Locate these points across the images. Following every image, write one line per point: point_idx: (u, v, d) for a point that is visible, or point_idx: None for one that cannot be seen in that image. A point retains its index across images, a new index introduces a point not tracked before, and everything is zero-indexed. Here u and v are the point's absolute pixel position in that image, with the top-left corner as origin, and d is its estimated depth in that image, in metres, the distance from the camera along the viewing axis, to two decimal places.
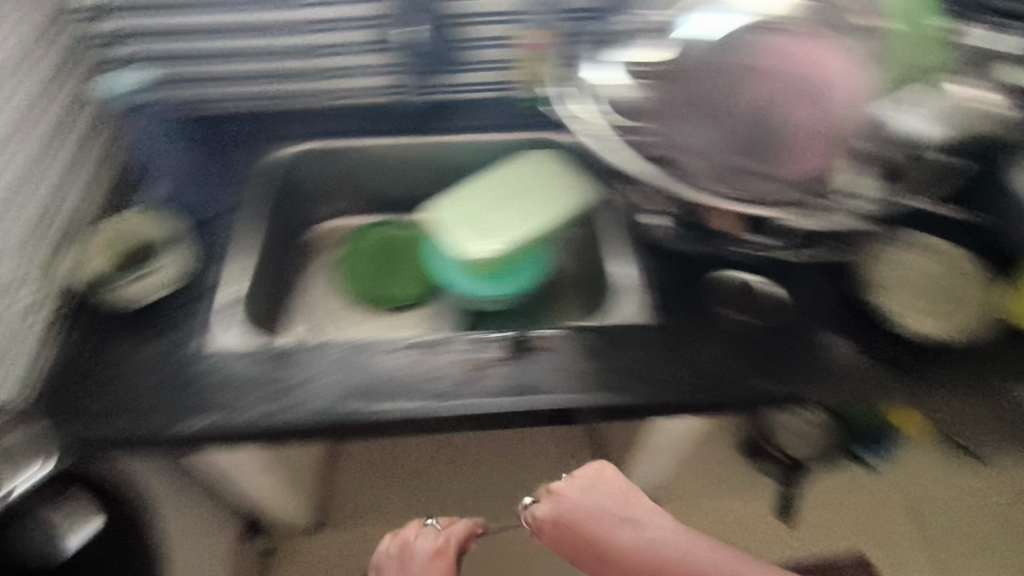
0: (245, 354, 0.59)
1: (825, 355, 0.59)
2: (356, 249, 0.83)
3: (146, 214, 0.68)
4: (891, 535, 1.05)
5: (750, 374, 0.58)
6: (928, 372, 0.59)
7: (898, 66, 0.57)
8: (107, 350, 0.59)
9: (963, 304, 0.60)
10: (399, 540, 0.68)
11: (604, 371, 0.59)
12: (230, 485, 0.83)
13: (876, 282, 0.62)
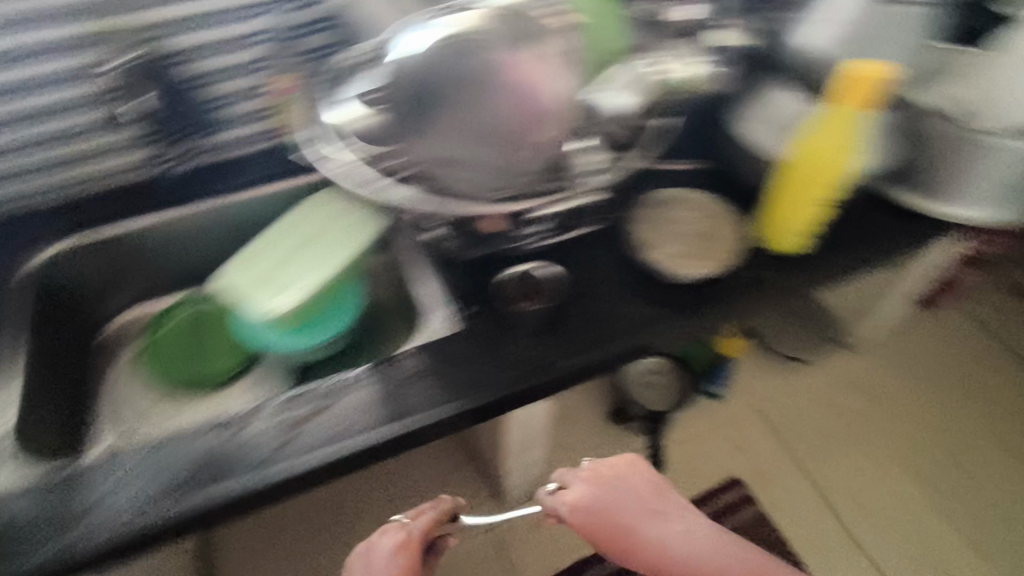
0: (27, 490, 0.54)
1: (620, 316, 0.65)
2: (157, 337, 0.78)
3: None
4: (751, 449, 1.27)
5: (560, 353, 0.62)
6: (707, 305, 0.66)
7: (593, 54, 0.63)
8: None
9: (718, 238, 0.70)
10: (376, 541, 0.69)
11: (423, 391, 0.60)
12: None
13: (646, 241, 0.69)
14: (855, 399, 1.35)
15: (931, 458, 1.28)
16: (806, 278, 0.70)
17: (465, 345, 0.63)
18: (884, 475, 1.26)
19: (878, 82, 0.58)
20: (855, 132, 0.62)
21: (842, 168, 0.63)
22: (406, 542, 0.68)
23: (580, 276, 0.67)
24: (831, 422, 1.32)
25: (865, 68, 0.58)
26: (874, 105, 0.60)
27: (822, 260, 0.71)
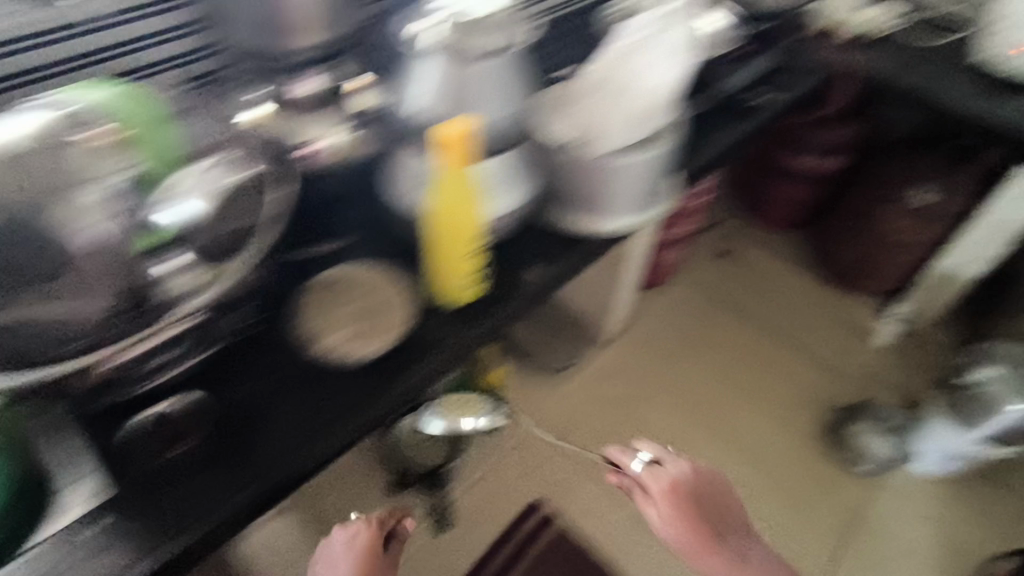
0: None
1: (290, 422, 0.64)
2: None
3: None
4: (539, 461, 1.37)
5: (229, 485, 0.60)
6: (384, 374, 0.67)
7: (144, 162, 0.58)
8: None
9: (385, 311, 0.69)
10: (340, 535, 0.93)
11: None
12: None
13: (304, 330, 0.67)
14: (615, 386, 1.50)
15: (688, 420, 1.46)
16: (482, 325, 0.73)
17: (117, 512, 0.57)
18: (654, 448, 1.41)
19: (464, 140, 0.59)
20: (466, 185, 0.63)
21: (470, 219, 0.65)
22: (362, 531, 0.93)
23: (243, 393, 0.64)
24: (604, 414, 1.45)
25: (451, 130, 0.59)
26: (471, 156, 0.62)
27: (492, 301, 0.75)
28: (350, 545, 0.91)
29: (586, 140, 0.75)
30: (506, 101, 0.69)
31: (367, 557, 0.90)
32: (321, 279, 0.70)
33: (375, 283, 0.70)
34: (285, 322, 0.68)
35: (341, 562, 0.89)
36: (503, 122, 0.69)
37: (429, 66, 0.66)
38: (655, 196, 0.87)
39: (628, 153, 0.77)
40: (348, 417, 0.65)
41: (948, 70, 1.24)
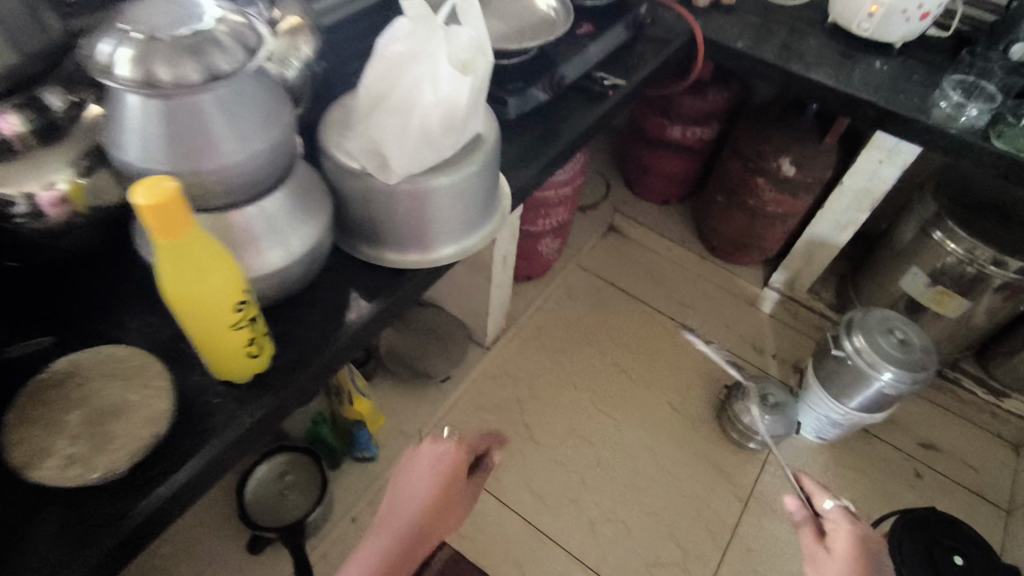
0: None
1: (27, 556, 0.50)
2: None
3: None
4: None
5: None
6: (151, 472, 0.55)
7: None
8: None
9: (130, 405, 0.56)
10: (432, 450, 0.77)
11: None
12: None
13: (29, 444, 0.53)
14: (505, 389, 1.43)
15: (582, 419, 1.40)
16: (275, 398, 0.62)
17: None
18: (549, 454, 1.35)
19: (172, 205, 0.46)
20: (201, 249, 0.50)
21: (222, 284, 0.53)
22: (458, 452, 0.78)
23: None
24: (495, 424, 1.37)
25: (149, 196, 0.45)
26: (190, 216, 0.49)
27: (289, 366, 0.65)
28: (439, 463, 0.76)
29: (377, 170, 0.64)
30: (244, 140, 0.54)
31: (454, 482, 0.77)
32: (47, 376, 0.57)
33: (128, 370, 0.58)
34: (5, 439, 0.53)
35: (423, 481, 0.75)
36: (249, 161, 0.55)
37: (125, 103, 0.50)
38: (490, 209, 0.77)
39: (433, 179, 0.66)
40: (109, 529, 0.52)
41: (803, 36, 1.19)
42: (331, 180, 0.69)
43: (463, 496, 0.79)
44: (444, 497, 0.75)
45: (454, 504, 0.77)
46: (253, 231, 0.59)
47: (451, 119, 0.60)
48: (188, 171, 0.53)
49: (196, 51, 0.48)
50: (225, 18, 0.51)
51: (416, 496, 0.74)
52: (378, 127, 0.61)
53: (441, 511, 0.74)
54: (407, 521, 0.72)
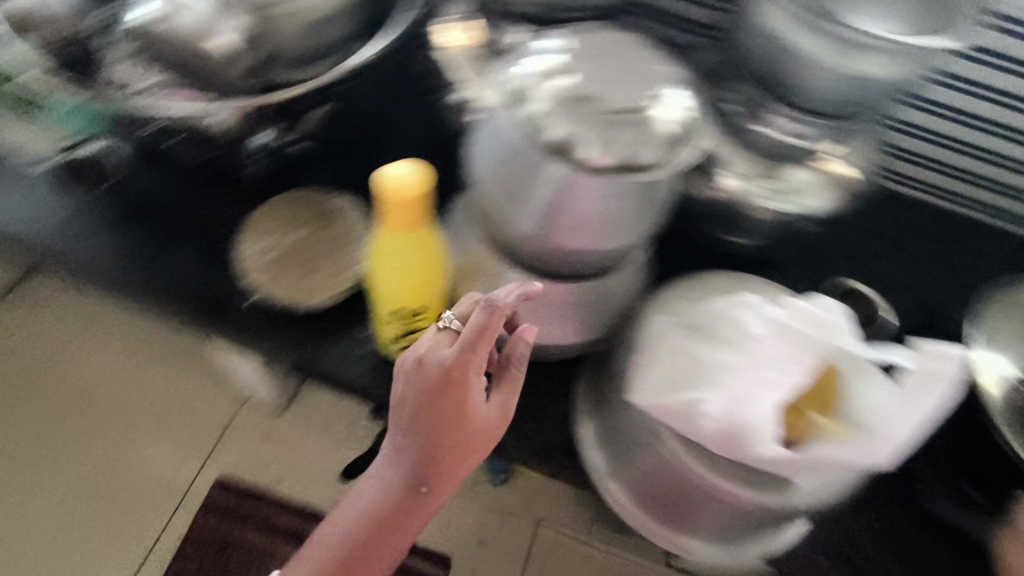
0: None
1: (222, 280, 0.63)
2: None
3: None
4: None
5: (152, 269, 0.64)
6: (298, 327, 0.62)
7: None
8: None
9: (337, 273, 0.63)
10: (423, 369, 0.48)
11: (49, 217, 0.65)
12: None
13: (272, 226, 0.65)
14: None
15: None
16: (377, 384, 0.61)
17: (110, 220, 0.66)
18: None
19: (410, 202, 0.46)
20: (423, 249, 0.50)
21: (428, 278, 0.52)
22: (472, 373, 0.48)
23: (184, 212, 0.66)
24: None
25: (397, 178, 0.45)
26: (427, 214, 0.48)
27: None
28: (434, 407, 0.48)
29: (652, 379, 0.45)
30: (555, 220, 0.46)
31: (471, 424, 0.48)
32: (321, 197, 0.67)
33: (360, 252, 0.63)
34: (266, 209, 0.66)
35: (411, 427, 0.49)
36: (554, 238, 0.48)
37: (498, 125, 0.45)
38: (725, 532, 0.53)
39: (675, 440, 0.47)
40: (246, 325, 0.62)
41: None
42: (632, 318, 0.55)
43: (496, 423, 0.49)
44: (446, 448, 0.49)
45: (476, 443, 0.49)
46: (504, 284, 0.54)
47: (742, 427, 0.41)
48: (502, 206, 0.49)
49: (569, 123, 0.42)
50: (642, 114, 0.42)
51: (405, 444, 0.50)
52: (679, 344, 0.46)
53: (442, 472, 0.49)
54: (400, 483, 0.50)
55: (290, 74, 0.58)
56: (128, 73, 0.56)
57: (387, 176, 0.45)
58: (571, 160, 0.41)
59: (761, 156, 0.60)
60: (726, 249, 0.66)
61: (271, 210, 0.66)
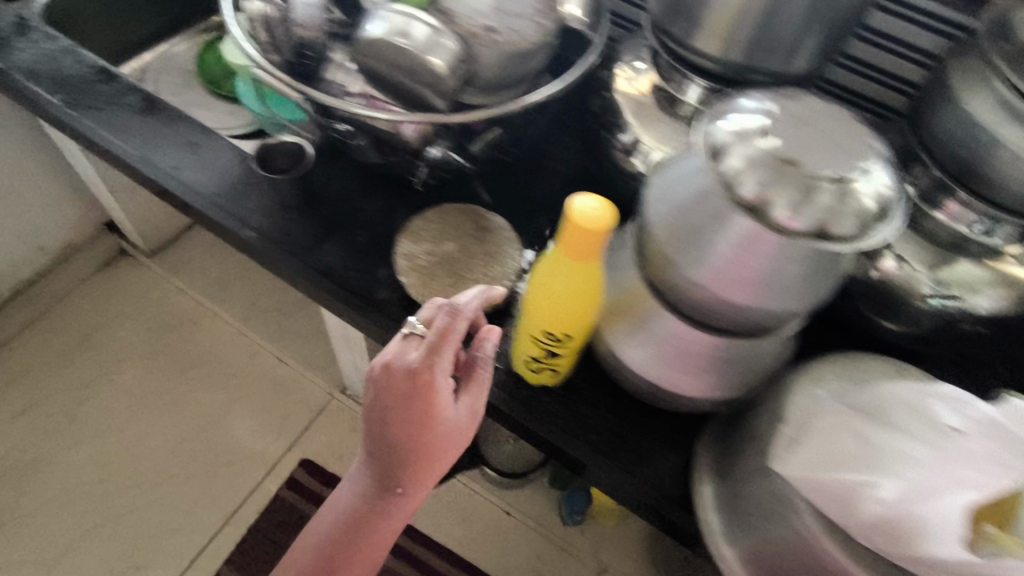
0: (84, 61, 0.85)
1: (381, 279, 0.69)
2: (206, 63, 1.10)
3: None
4: None
5: (322, 258, 0.71)
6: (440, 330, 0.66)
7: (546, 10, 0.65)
8: (29, 22, 0.88)
9: (482, 285, 0.66)
10: (394, 373, 0.56)
11: (243, 198, 0.74)
12: (198, 265, 1.49)
13: (426, 231, 0.69)
14: None
15: None
16: (499, 398, 0.64)
17: (294, 208, 0.74)
18: None
19: (590, 236, 0.47)
20: (588, 276, 0.51)
21: (579, 305, 0.54)
22: (439, 377, 0.56)
23: (350, 208, 0.74)
24: None
25: (581, 210, 0.46)
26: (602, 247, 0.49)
27: (539, 406, 0.63)
28: (404, 411, 0.56)
29: (818, 453, 0.44)
30: (731, 281, 0.47)
31: (441, 424, 0.56)
32: (477, 212, 0.70)
33: (507, 271, 0.67)
34: (428, 214, 0.70)
35: (384, 430, 0.57)
36: (720, 296, 0.49)
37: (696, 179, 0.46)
38: None
39: (807, 509, 0.46)
40: (395, 321, 0.67)
41: None
42: (776, 384, 0.55)
43: (464, 420, 0.58)
44: (418, 448, 0.57)
45: (446, 440, 0.57)
46: (651, 323, 0.54)
47: (913, 520, 0.40)
48: (669, 252, 0.49)
49: (765, 182, 0.42)
50: (849, 184, 0.41)
51: (378, 446, 0.58)
52: (839, 414, 0.46)
53: (414, 470, 0.58)
54: (381, 482, 0.60)
55: (480, 99, 0.61)
56: (342, 79, 0.60)
57: (573, 206, 0.46)
58: (761, 220, 0.42)
59: (930, 247, 0.59)
60: (874, 334, 0.65)
61: (431, 216, 0.70)
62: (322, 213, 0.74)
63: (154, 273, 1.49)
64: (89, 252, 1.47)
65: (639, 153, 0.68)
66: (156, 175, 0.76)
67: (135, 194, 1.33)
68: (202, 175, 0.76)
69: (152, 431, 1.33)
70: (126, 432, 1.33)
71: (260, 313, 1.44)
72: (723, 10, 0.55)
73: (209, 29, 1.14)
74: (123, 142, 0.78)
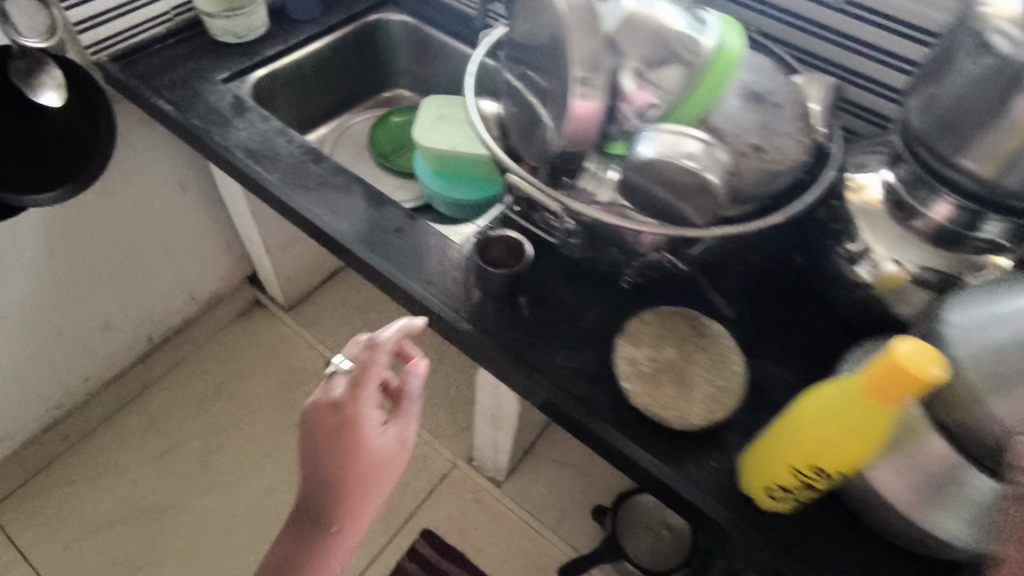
0: (296, 139, 0.89)
1: (592, 377, 0.68)
2: (380, 135, 1.13)
3: (317, 68, 1.07)
4: None
5: (530, 351, 0.70)
6: (658, 438, 0.64)
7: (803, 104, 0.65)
8: (245, 100, 0.94)
9: (707, 395, 0.64)
10: (328, 411, 0.65)
11: (453, 288, 0.76)
12: (331, 323, 1.54)
13: (643, 334, 0.68)
14: None
15: None
16: (721, 514, 0.60)
17: (500, 298, 0.74)
18: None
19: (913, 380, 0.45)
20: (878, 423, 0.49)
21: (848, 448, 0.51)
22: (364, 409, 0.65)
23: (554, 300, 0.74)
24: None
25: (912, 353, 0.45)
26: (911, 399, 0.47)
27: (769, 530, 0.60)
28: (336, 440, 0.65)
29: None
30: None
31: (374, 452, 0.67)
32: (694, 316, 0.69)
33: (731, 382, 0.65)
34: (644, 315, 0.69)
35: (321, 464, 0.66)
36: None
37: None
38: None
39: None
40: (610, 424, 0.65)
41: None
42: None
43: (392, 446, 0.68)
44: (353, 478, 0.67)
45: (379, 464, 0.68)
46: (926, 461, 0.51)
47: None
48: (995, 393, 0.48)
49: None
50: None
51: (317, 480, 0.67)
52: None
53: (349, 499, 0.67)
54: (321, 516, 0.68)
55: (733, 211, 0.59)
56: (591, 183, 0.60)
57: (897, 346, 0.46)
58: None
59: None
60: None
61: (647, 318, 0.69)
62: (529, 304, 0.74)
63: (287, 328, 1.55)
64: (230, 302, 1.53)
65: (867, 260, 0.65)
66: (371, 258, 0.78)
67: (286, 253, 1.39)
68: (410, 259, 0.78)
69: (277, 487, 1.35)
70: (254, 484, 1.35)
71: None
72: (1009, 135, 0.53)
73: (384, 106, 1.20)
74: (338, 223, 0.81)
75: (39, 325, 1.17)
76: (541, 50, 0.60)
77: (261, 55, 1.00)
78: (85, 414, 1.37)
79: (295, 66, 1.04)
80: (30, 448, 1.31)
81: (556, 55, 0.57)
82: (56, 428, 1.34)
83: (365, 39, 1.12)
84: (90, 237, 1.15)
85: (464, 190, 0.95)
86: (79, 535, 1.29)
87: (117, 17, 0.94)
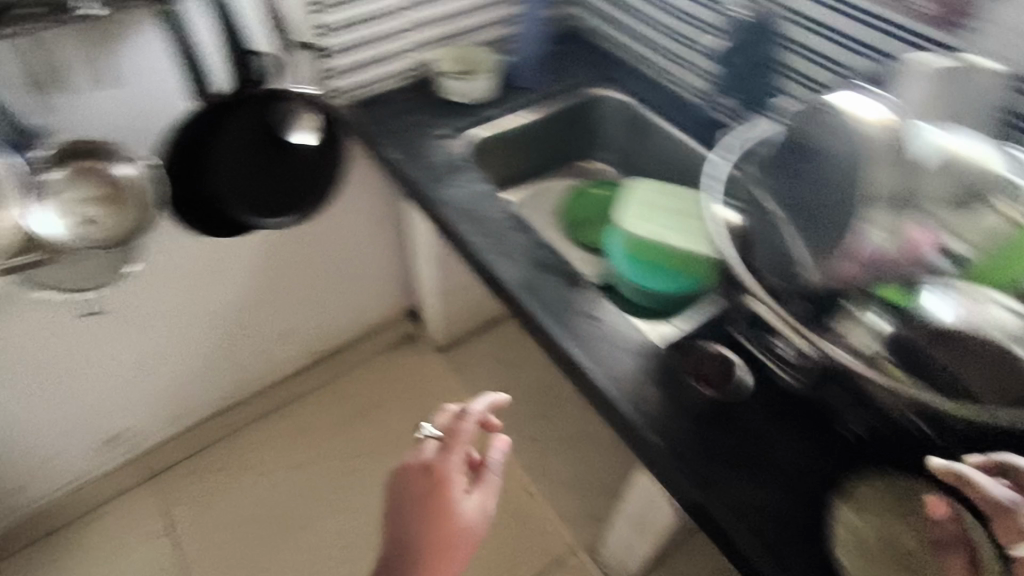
0: (504, 205, 0.91)
1: (798, 537, 0.60)
2: (574, 206, 1.13)
3: (528, 135, 1.11)
4: None
5: (729, 487, 0.63)
6: None
7: None
8: (463, 158, 0.98)
9: None
10: (418, 471, 0.73)
11: (646, 392, 0.71)
12: (476, 370, 1.54)
13: (864, 503, 0.61)
14: None
15: None
16: None
17: (699, 417, 0.68)
18: None
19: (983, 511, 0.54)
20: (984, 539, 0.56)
21: None
22: (451, 470, 0.72)
23: (758, 435, 0.67)
24: None
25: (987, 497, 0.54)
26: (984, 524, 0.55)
27: None
28: (423, 502, 0.71)
29: None
30: None
31: (459, 517, 0.70)
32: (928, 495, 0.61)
33: None
34: (866, 480, 0.63)
35: (408, 526, 0.71)
36: None
37: None
38: None
39: None
40: None
41: None
42: None
43: (476, 516, 0.71)
44: (438, 544, 0.69)
45: (462, 532, 0.70)
46: None
47: None
48: None
49: None
50: None
51: (401, 546, 0.71)
52: None
53: (431, 570, 0.69)
54: None
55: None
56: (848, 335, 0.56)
57: (1005, 463, 0.54)
58: None
59: None
60: None
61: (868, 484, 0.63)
62: (731, 432, 0.67)
63: (435, 367, 1.57)
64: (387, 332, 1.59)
65: None
66: (564, 340, 0.75)
67: (453, 297, 1.42)
68: (604, 350, 0.74)
69: None
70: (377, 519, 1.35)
71: (523, 437, 1.41)
72: None
73: (580, 176, 1.20)
74: (533, 297, 0.80)
75: (230, 321, 1.29)
76: (809, 163, 0.65)
77: (484, 118, 1.05)
78: (243, 410, 1.46)
79: (511, 131, 1.08)
80: (191, 432, 1.42)
81: (837, 175, 0.63)
82: (218, 416, 1.44)
83: (579, 113, 1.14)
84: (291, 251, 1.25)
85: (662, 279, 0.89)
86: (214, 525, 1.35)
87: (364, 72, 1.03)
